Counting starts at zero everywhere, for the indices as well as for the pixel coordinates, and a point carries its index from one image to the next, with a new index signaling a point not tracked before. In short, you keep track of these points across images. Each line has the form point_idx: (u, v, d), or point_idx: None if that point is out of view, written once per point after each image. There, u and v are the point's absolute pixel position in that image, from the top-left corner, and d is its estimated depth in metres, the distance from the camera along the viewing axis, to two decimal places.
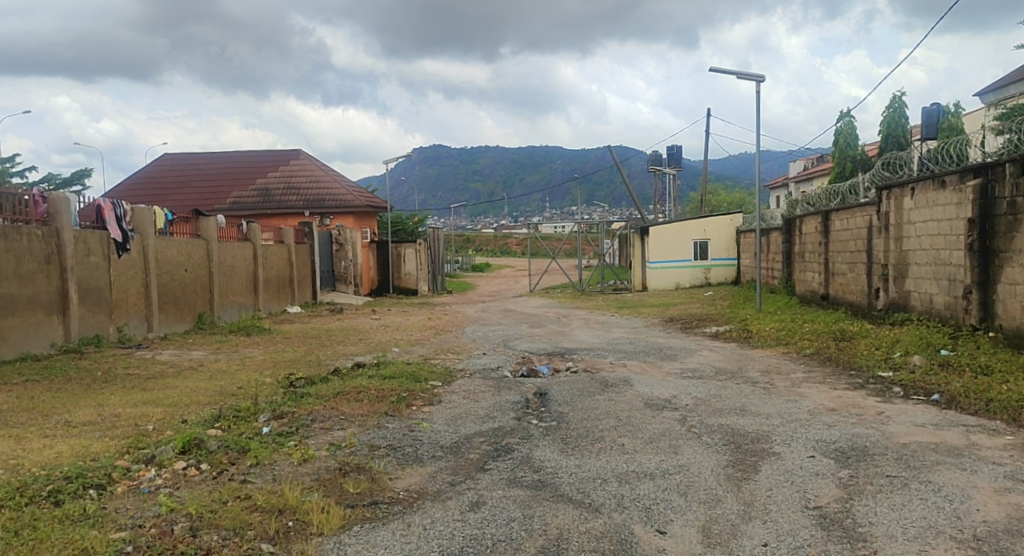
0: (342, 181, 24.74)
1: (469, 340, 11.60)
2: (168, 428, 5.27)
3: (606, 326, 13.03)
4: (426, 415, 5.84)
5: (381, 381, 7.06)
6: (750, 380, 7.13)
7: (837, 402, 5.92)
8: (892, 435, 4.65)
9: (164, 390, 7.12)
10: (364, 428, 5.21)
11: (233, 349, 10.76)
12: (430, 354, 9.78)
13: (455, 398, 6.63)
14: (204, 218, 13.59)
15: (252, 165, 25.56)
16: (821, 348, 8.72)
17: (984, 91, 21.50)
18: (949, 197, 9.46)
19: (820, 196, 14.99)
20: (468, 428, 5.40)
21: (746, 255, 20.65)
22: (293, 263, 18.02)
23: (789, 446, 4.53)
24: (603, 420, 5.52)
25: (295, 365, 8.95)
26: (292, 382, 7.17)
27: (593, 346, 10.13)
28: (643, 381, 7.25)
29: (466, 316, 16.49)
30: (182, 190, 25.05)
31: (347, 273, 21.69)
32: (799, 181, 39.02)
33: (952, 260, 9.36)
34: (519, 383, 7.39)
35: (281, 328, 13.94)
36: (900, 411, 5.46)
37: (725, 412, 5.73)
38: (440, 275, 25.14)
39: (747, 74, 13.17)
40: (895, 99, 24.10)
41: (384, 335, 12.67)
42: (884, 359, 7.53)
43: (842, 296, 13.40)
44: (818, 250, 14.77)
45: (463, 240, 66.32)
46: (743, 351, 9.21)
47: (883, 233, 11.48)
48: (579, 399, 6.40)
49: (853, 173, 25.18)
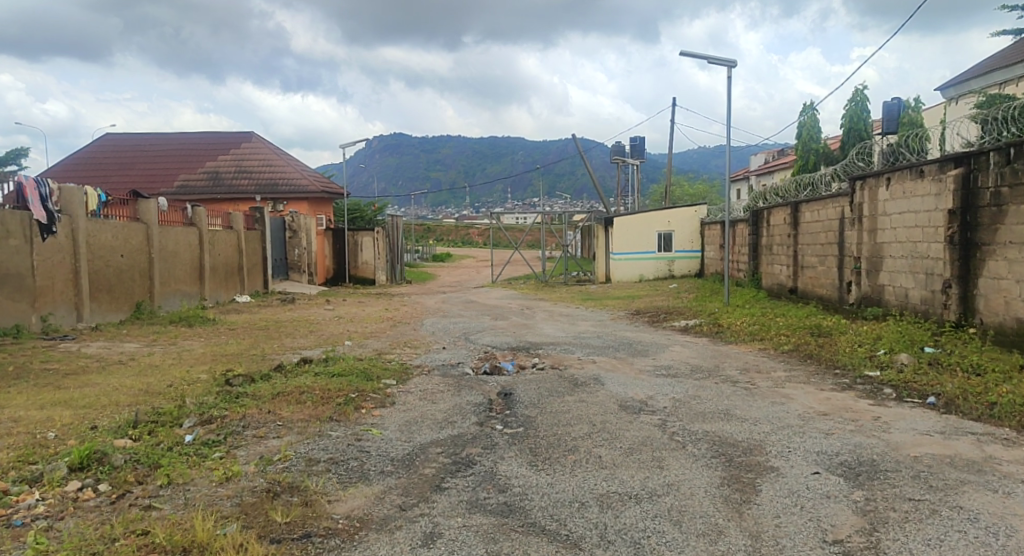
0: (297, 166, 23.75)
1: (428, 333, 10.93)
2: (71, 437, 4.48)
3: (572, 319, 12.47)
4: (376, 420, 5.17)
5: (328, 381, 6.35)
6: (730, 380, 6.63)
7: (827, 405, 5.43)
8: (898, 445, 4.17)
9: (80, 389, 6.31)
10: (303, 437, 4.52)
11: (170, 341, 9.93)
12: (385, 348, 9.11)
13: (411, 400, 5.97)
14: (143, 200, 12.58)
15: (201, 148, 24.37)
16: (800, 344, 8.29)
17: (945, 86, 21.53)
18: (928, 188, 9.11)
19: (789, 187, 14.65)
20: (423, 436, 4.76)
21: (711, 247, 20.32)
22: (243, 250, 17.06)
23: (788, 460, 4.00)
24: (575, 427, 4.93)
25: (235, 360, 8.17)
26: (229, 380, 6.40)
27: (559, 340, 9.56)
28: (616, 380, 6.70)
29: (425, 307, 15.80)
30: (124, 171, 23.73)
31: (301, 262, 20.77)
32: (760, 174, 39.04)
33: (930, 253, 9.03)
34: (481, 382, 6.76)
35: (227, 319, 13.07)
36: (897, 416, 5.00)
37: (708, 417, 5.19)
38: (399, 265, 24.37)
39: (719, 59, 12.71)
40: (857, 93, 24.06)
41: (336, 327, 11.93)
42: (869, 357, 7.09)
43: (812, 290, 13.06)
44: (787, 242, 14.44)
45: (424, 230, 65.48)
46: (716, 346, 8.75)
47: (856, 226, 11.13)
48: (547, 401, 5.80)
49: (816, 166, 25.08)
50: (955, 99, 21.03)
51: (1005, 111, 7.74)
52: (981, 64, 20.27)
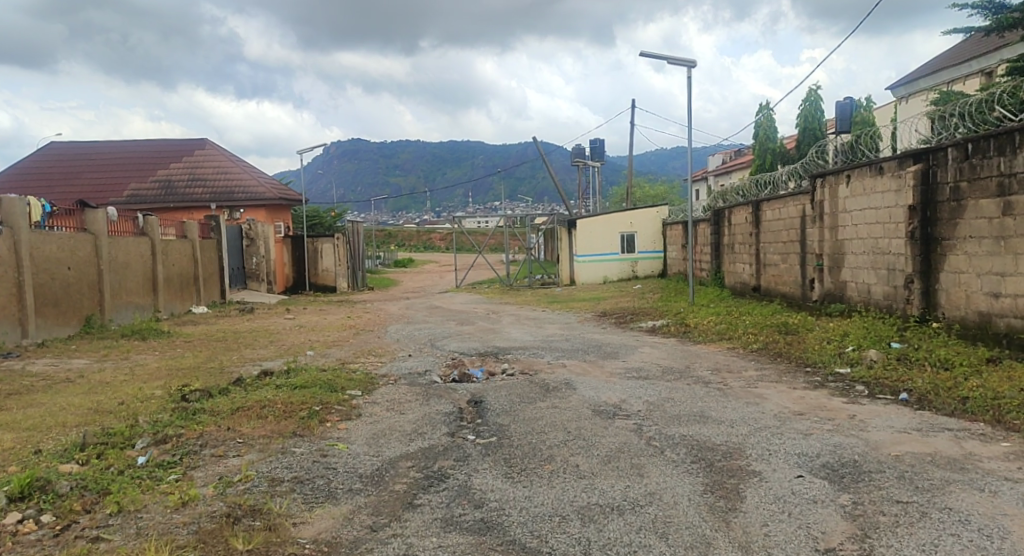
0: (253, 173, 23.22)
1: (392, 340, 10.68)
2: (12, 463, 4.17)
3: (538, 323, 12.34)
4: (342, 434, 4.95)
5: (290, 393, 6.10)
6: (702, 380, 6.55)
7: (802, 404, 5.38)
8: (878, 445, 4.11)
9: (23, 410, 5.93)
10: (265, 455, 4.28)
11: (122, 356, 9.51)
12: (349, 357, 8.83)
13: (378, 411, 5.76)
14: (90, 210, 12.06)
15: (152, 156, 23.68)
16: (768, 343, 8.27)
17: (896, 85, 21.99)
18: (888, 184, 9.20)
19: (749, 186, 14.76)
20: (391, 450, 4.56)
21: (673, 247, 20.42)
22: (198, 259, 16.56)
23: (770, 463, 3.90)
24: (549, 435, 4.77)
25: (191, 374, 7.83)
26: (184, 396, 6.10)
27: (527, 344, 9.41)
28: (587, 384, 6.58)
29: (389, 314, 15.52)
30: (71, 181, 22.93)
31: (259, 270, 20.28)
32: (719, 175, 39.50)
33: (891, 249, 9.12)
34: (450, 390, 6.57)
35: (183, 331, 12.63)
36: (873, 414, 4.96)
37: (684, 420, 5.08)
38: (360, 271, 23.98)
39: (678, 59, 12.72)
40: (812, 93, 24.46)
41: (298, 336, 11.61)
42: (838, 354, 7.08)
43: (775, 288, 13.16)
44: (749, 241, 14.52)
45: (385, 235, 64.93)
46: (685, 347, 8.70)
47: (817, 223, 11.22)
48: (519, 408, 5.64)
49: (773, 165, 25.44)
50: (906, 97, 21.52)
51: (960, 106, 7.84)
52: (930, 63, 20.73)
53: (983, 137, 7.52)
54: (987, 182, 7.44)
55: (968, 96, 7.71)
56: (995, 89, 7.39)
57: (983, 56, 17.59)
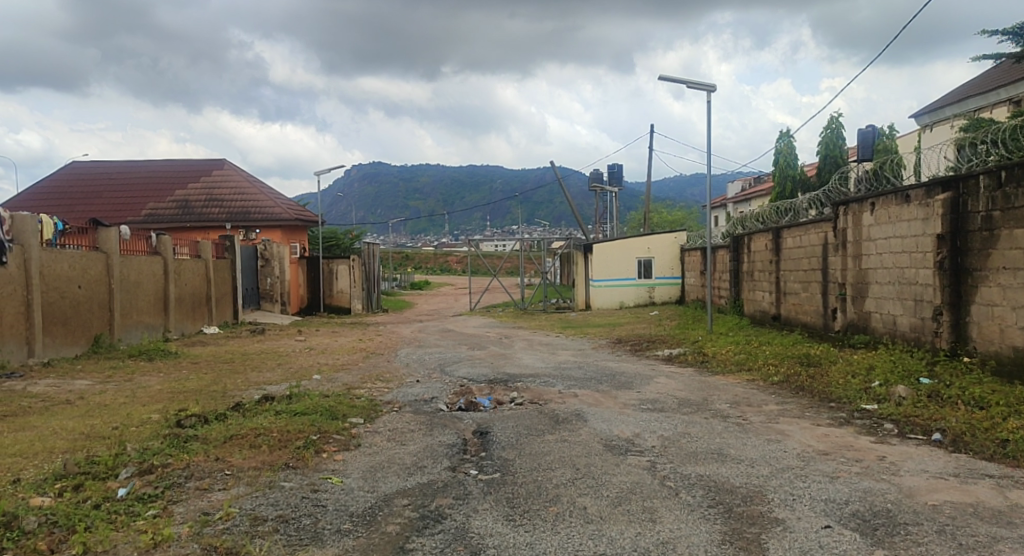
0: (270, 193, 23.24)
1: (401, 364, 10.42)
2: None
3: (551, 348, 12.05)
4: (338, 466, 4.69)
5: (289, 421, 5.85)
6: (720, 414, 6.23)
7: (827, 443, 5.05)
8: (911, 491, 3.78)
9: (14, 435, 5.73)
10: (252, 489, 4.04)
11: (127, 377, 9.32)
12: (355, 382, 8.58)
13: (379, 441, 5.51)
14: (103, 228, 11.99)
15: (171, 176, 23.77)
16: (789, 375, 7.93)
17: (919, 113, 21.65)
18: (915, 212, 8.88)
19: (769, 213, 14.44)
20: (388, 485, 4.30)
21: (691, 274, 20.08)
22: (211, 280, 16.46)
23: (794, 509, 3.60)
24: (556, 472, 4.49)
25: (192, 397, 7.61)
26: (179, 422, 5.88)
27: (539, 372, 9.12)
28: (599, 415, 6.28)
29: (400, 336, 15.30)
30: (90, 201, 23.06)
31: (273, 291, 20.19)
32: (738, 202, 39.19)
33: (919, 279, 8.77)
34: (456, 419, 6.31)
35: (191, 351, 12.46)
36: (905, 456, 4.63)
37: (701, 458, 4.77)
38: (374, 293, 23.84)
39: (698, 83, 12.51)
40: (833, 121, 24.20)
41: (307, 359, 11.41)
42: (864, 389, 6.72)
43: (796, 317, 12.78)
44: (769, 268, 14.18)
45: (402, 258, 65.07)
46: (703, 378, 8.37)
47: (840, 251, 10.88)
48: (526, 441, 5.36)
49: (794, 193, 25.07)
50: (930, 126, 21.17)
51: (993, 133, 7.54)
52: (955, 91, 20.39)
53: (1017, 165, 7.20)
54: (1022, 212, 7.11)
55: (1001, 122, 7.41)
56: None
57: (1010, 84, 17.28)
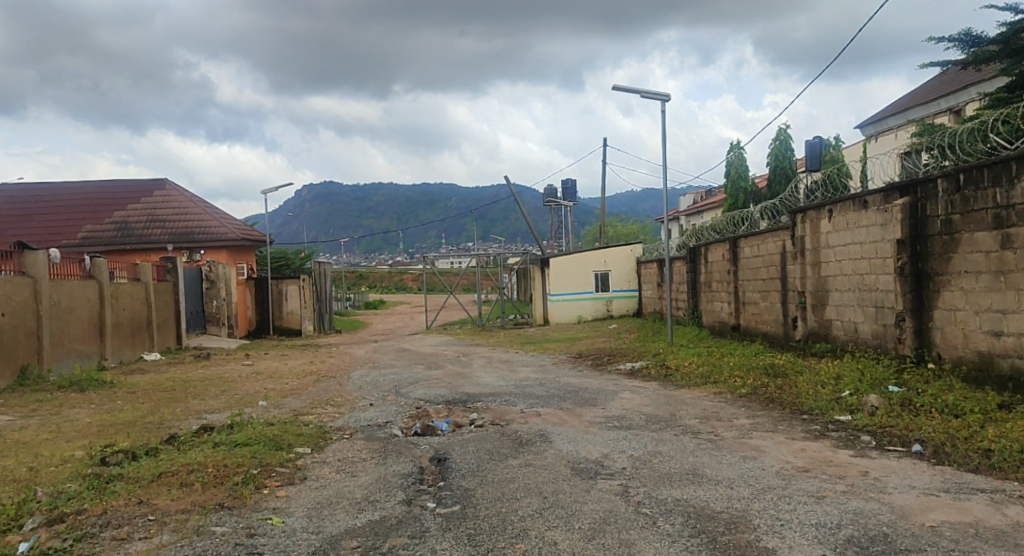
0: (215, 213, 22.40)
1: (354, 387, 9.93)
2: None
3: (511, 365, 11.67)
4: (279, 504, 4.22)
5: (228, 454, 5.35)
6: (691, 431, 5.94)
7: (805, 459, 4.79)
8: (904, 511, 3.52)
9: None
10: (177, 537, 3.57)
11: (53, 410, 8.62)
12: (304, 408, 8.08)
13: (327, 472, 5.05)
14: (30, 251, 11.21)
15: (109, 197, 22.76)
16: (757, 387, 7.71)
17: (864, 124, 22.00)
18: (873, 218, 8.81)
19: (724, 223, 14.38)
20: (336, 524, 3.87)
21: (648, 286, 19.96)
22: (152, 303, 15.65)
23: (783, 537, 3.31)
24: (524, 502, 4.11)
25: (123, 430, 7.00)
26: (104, 459, 5.33)
27: (499, 390, 8.72)
28: (564, 435, 5.93)
29: (354, 357, 14.74)
30: (22, 224, 21.92)
31: (220, 313, 19.39)
32: (690, 214, 39.55)
33: (879, 285, 8.68)
34: (411, 445, 5.88)
35: (129, 380, 11.71)
36: (888, 471, 4.39)
37: (676, 481, 4.43)
38: (327, 313, 23.18)
39: (652, 94, 12.38)
40: (781, 133, 24.52)
41: (253, 384, 10.80)
42: (835, 400, 6.52)
43: (755, 327, 12.66)
44: (727, 278, 14.08)
45: (356, 277, 64.01)
46: (668, 392, 8.10)
47: (798, 259, 10.79)
48: (488, 467, 4.97)
49: (746, 204, 25.28)
50: (874, 136, 21.53)
51: (948, 135, 7.47)
52: (897, 102, 20.78)
53: (975, 168, 7.13)
54: (982, 214, 7.03)
55: (957, 126, 7.34)
56: (987, 117, 7.00)
57: (950, 95, 17.71)
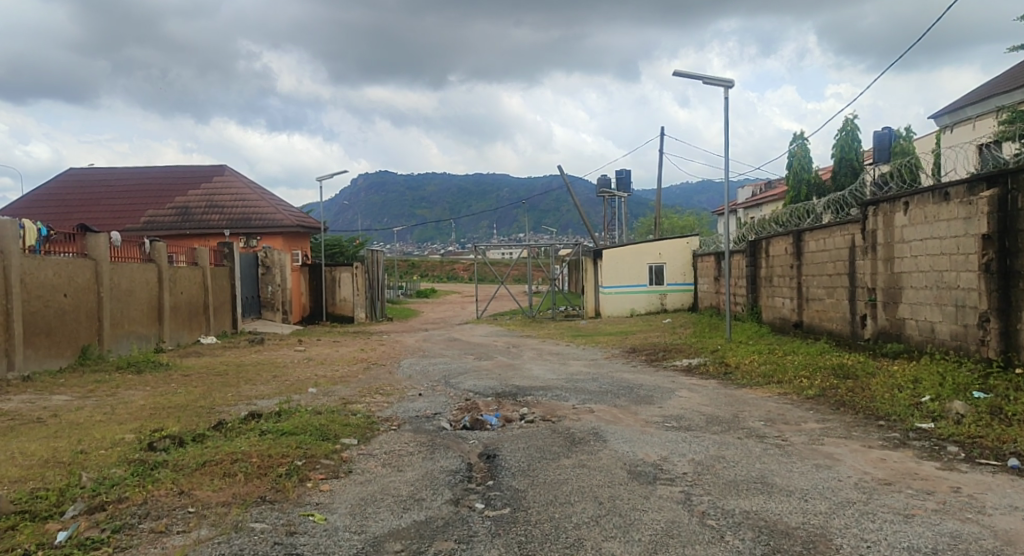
0: (271, 200, 22.64)
1: (403, 376, 9.79)
2: None
3: (562, 358, 11.39)
4: (323, 499, 4.05)
5: (272, 443, 5.23)
6: (756, 434, 5.57)
7: (887, 470, 4.39)
8: (1011, 538, 3.15)
9: None
10: (215, 533, 3.42)
11: (110, 392, 8.69)
12: (353, 396, 7.96)
13: (372, 466, 4.87)
14: (92, 234, 11.38)
15: (170, 182, 23.26)
16: (826, 388, 7.25)
17: (938, 114, 20.82)
18: (955, 211, 8.20)
19: (788, 216, 13.76)
20: (381, 523, 3.67)
21: (704, 280, 19.37)
22: (208, 288, 15.84)
23: None
24: (577, 508, 3.84)
25: (174, 414, 6.99)
26: (151, 444, 5.26)
27: (550, 384, 8.46)
28: (619, 434, 5.64)
29: (404, 346, 14.67)
30: (89, 208, 22.57)
31: (275, 299, 19.61)
32: (748, 207, 38.46)
33: (960, 283, 8.10)
34: (460, 440, 5.67)
35: (185, 363, 11.84)
36: (984, 487, 3.97)
37: (743, 490, 4.10)
38: (379, 301, 23.26)
39: (715, 79, 11.87)
40: (848, 123, 23.49)
41: (304, 371, 10.78)
42: (914, 406, 6.04)
43: (820, 324, 12.08)
44: (789, 273, 13.49)
45: (407, 265, 64.46)
46: (729, 391, 7.72)
47: (868, 254, 10.18)
48: (540, 467, 4.72)
49: (808, 197, 24.35)
50: (950, 127, 20.36)
51: None
52: (976, 91, 19.56)
53: None
54: None
55: None
56: None
57: None
